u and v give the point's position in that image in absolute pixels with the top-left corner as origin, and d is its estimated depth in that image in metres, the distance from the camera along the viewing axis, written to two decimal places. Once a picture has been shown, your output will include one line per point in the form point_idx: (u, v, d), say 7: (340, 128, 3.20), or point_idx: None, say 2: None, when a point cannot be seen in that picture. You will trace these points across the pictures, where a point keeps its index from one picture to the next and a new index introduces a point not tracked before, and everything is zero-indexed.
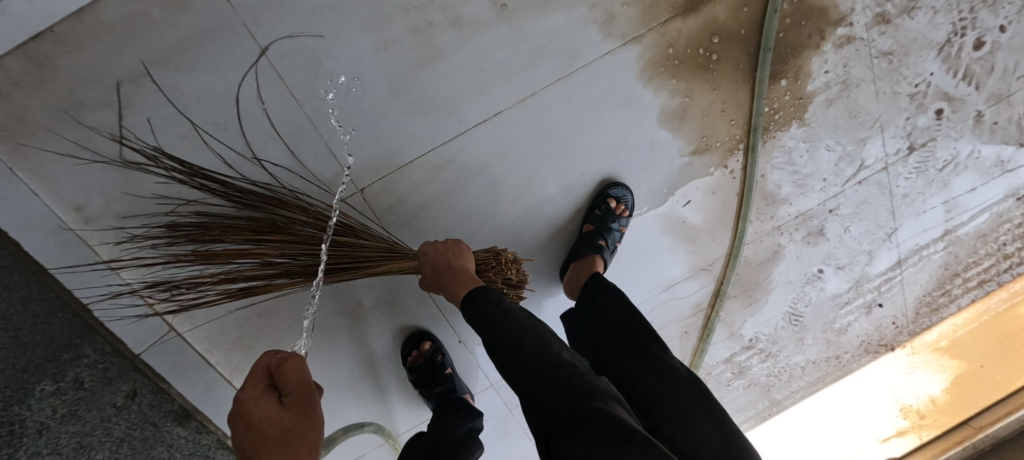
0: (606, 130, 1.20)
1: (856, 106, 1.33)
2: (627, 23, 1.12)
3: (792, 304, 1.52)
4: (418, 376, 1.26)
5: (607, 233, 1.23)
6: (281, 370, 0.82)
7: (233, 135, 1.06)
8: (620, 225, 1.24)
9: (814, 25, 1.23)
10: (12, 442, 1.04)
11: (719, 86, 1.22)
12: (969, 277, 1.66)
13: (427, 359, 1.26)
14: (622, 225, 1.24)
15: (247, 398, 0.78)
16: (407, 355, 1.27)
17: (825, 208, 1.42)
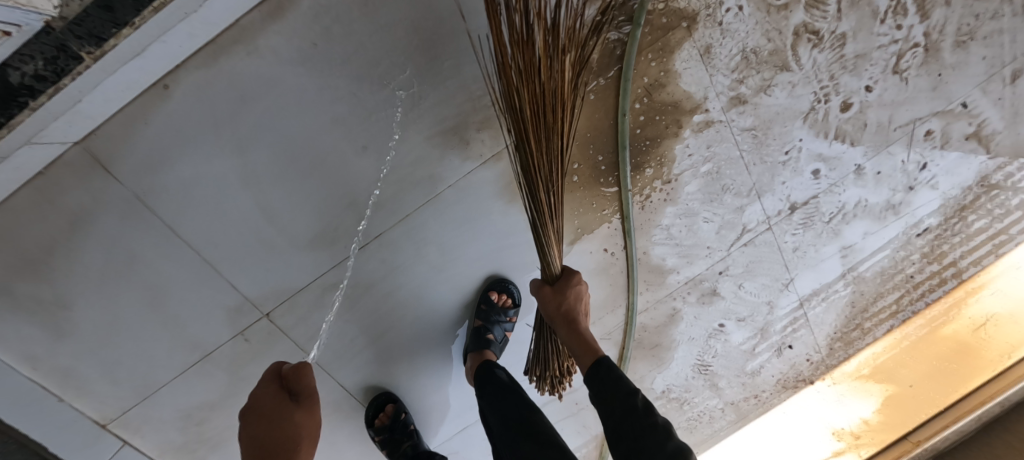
0: (482, 236, 1.32)
1: (727, 179, 1.40)
2: (484, 144, 1.24)
3: (699, 356, 1.62)
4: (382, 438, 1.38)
5: (494, 327, 1.34)
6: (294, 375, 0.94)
7: (151, 282, 1.24)
8: (508, 316, 1.35)
9: (670, 117, 1.31)
10: None
11: (584, 185, 1.34)
12: (882, 310, 1.72)
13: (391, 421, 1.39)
14: (510, 315, 1.35)
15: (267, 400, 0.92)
16: (374, 418, 1.39)
17: (715, 271, 1.51)
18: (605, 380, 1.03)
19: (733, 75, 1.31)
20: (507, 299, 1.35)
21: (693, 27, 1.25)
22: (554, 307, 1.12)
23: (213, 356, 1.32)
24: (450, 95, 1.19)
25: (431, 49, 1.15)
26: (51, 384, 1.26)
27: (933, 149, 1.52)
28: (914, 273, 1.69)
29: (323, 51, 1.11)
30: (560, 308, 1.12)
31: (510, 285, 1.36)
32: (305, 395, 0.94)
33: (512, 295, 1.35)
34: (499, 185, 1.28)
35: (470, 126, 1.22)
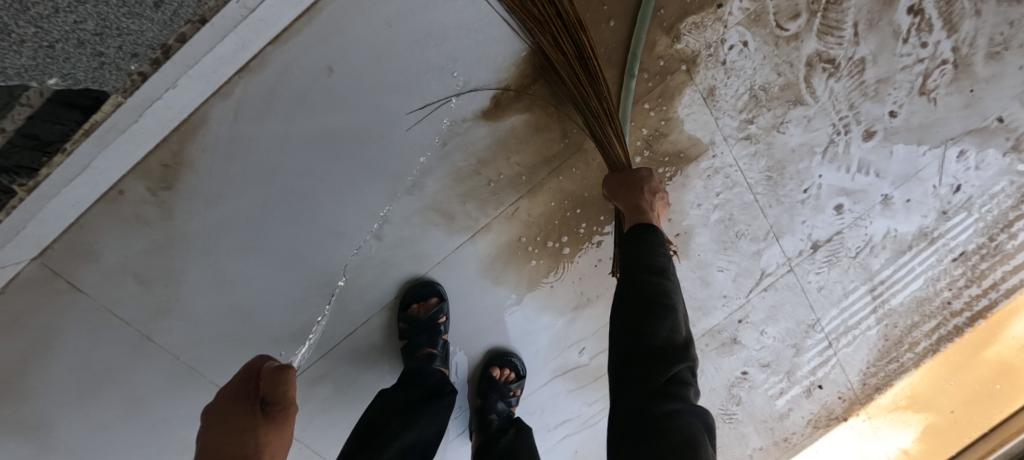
0: (478, 311, 1.24)
1: (742, 225, 1.29)
2: (470, 216, 1.14)
3: (722, 405, 1.51)
4: (407, 327, 1.15)
5: (496, 405, 1.24)
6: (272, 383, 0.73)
7: (130, 389, 1.16)
8: (511, 392, 1.25)
9: (674, 167, 1.20)
10: None
11: (585, 247, 1.22)
12: (919, 340, 1.59)
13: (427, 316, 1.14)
14: (515, 390, 1.25)
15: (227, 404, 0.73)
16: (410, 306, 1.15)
17: (733, 320, 1.39)
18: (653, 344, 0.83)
19: (741, 115, 1.19)
20: (510, 372, 1.26)
21: (694, 69, 1.14)
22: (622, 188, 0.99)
23: None
24: (429, 169, 1.10)
25: (406, 123, 1.06)
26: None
27: (967, 169, 1.38)
28: (952, 299, 1.55)
29: (288, 137, 1.02)
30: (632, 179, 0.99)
31: (512, 357, 1.27)
32: (281, 408, 0.72)
33: (515, 368, 1.26)
34: (490, 257, 1.19)
35: (454, 199, 1.12)
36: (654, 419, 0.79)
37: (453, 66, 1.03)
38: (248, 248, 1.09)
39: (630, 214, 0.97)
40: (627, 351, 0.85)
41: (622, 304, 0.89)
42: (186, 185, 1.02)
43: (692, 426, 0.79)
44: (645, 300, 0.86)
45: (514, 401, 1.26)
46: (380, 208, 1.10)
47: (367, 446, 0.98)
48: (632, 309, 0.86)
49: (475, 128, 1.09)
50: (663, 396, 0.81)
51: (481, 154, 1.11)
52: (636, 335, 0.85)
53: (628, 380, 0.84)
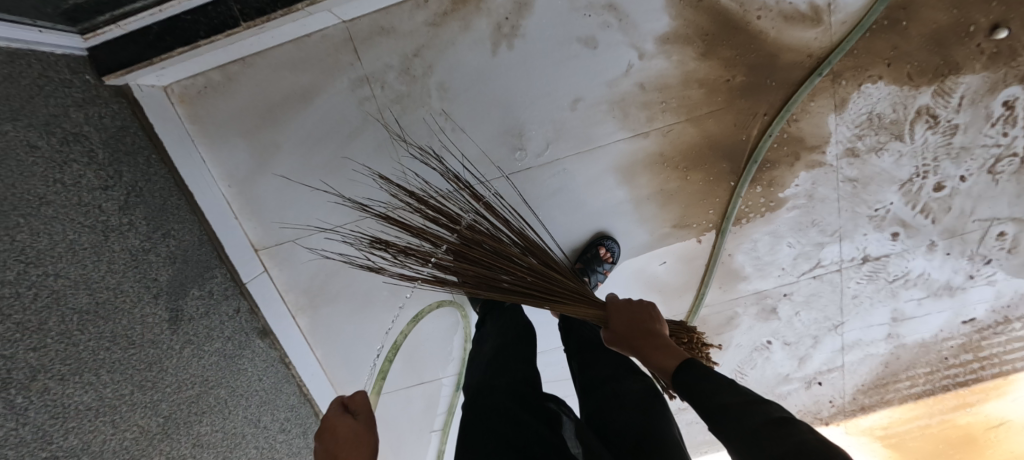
0: (604, 198, 1.58)
1: (819, 216, 1.62)
2: (638, 122, 1.49)
3: (740, 364, 1.81)
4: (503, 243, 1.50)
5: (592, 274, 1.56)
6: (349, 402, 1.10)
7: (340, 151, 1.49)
8: (604, 267, 1.57)
9: (795, 149, 1.54)
10: (176, 324, 1.25)
11: (702, 180, 1.56)
12: (908, 380, 1.90)
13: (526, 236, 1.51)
14: (606, 268, 1.58)
15: (329, 427, 1.05)
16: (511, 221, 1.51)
17: (780, 291, 1.71)
18: (696, 375, 0.89)
19: (855, 130, 1.53)
20: (608, 254, 1.58)
21: (839, 81, 1.48)
22: (625, 333, 1.11)
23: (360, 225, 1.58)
24: (627, 73, 1.44)
25: (630, 34, 1.40)
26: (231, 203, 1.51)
27: (1000, 248, 1.70)
28: (947, 356, 1.86)
29: (549, 9, 1.38)
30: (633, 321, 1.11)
31: (611, 243, 1.60)
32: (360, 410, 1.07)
33: (612, 251, 1.58)
34: (634, 159, 1.53)
35: (633, 104, 1.47)
36: (753, 435, 0.74)
37: (681, 6, 1.38)
38: (480, 77, 1.43)
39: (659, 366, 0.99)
40: (718, 410, 0.81)
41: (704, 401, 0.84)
42: (466, 14, 1.38)
43: (800, 427, 0.72)
44: (728, 395, 0.82)
45: (602, 277, 1.59)
46: (581, 87, 1.45)
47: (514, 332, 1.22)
48: (686, 378, 0.90)
49: (673, 57, 1.43)
50: (739, 411, 0.78)
51: (669, 78, 1.45)
52: (717, 415, 0.81)
53: (716, 416, 0.81)
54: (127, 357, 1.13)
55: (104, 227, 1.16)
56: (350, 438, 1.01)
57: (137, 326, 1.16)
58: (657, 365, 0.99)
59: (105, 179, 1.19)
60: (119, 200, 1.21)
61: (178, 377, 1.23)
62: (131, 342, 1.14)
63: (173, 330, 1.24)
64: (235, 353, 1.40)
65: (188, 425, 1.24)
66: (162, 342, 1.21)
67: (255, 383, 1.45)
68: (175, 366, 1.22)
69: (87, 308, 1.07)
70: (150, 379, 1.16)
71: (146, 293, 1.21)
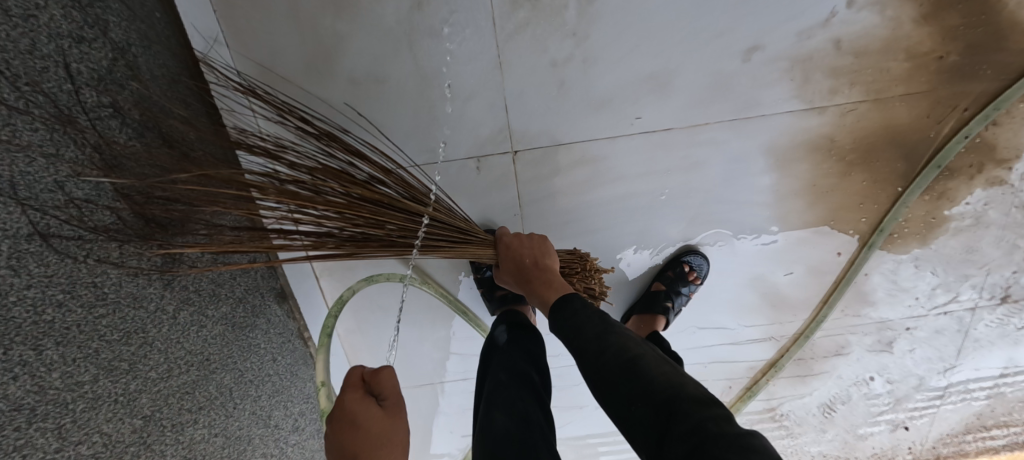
0: (744, 184, 1.25)
1: (976, 244, 1.36)
2: (817, 93, 1.15)
3: (832, 398, 1.56)
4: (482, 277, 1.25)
5: (674, 296, 1.32)
6: (372, 378, 0.70)
7: (420, 61, 1.08)
8: (689, 289, 1.32)
9: (980, 161, 1.26)
10: (171, 275, 0.86)
11: (867, 180, 1.26)
12: (994, 433, 1.70)
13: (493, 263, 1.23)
14: (691, 290, 1.33)
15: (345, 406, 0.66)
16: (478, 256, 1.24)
17: (904, 324, 1.45)
18: (614, 360, 0.74)
19: None
20: (694, 274, 1.32)
21: None
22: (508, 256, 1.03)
23: (433, 171, 1.18)
24: (823, 26, 1.09)
25: None
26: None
27: None
28: None
29: None
30: (518, 250, 1.01)
31: (698, 258, 1.32)
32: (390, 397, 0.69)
33: (699, 270, 1.32)
34: (797, 140, 1.20)
35: (817, 68, 1.13)
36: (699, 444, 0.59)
37: None
38: None
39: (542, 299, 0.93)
40: (661, 414, 0.66)
41: (594, 373, 0.76)
42: None
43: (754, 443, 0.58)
44: (632, 381, 0.70)
45: (685, 299, 1.34)
46: (762, 31, 1.09)
47: (496, 399, 0.90)
48: (615, 365, 0.74)
49: (885, 15, 1.09)
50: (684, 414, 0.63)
51: (870, 42, 1.11)
52: (654, 418, 0.66)
53: (655, 422, 0.66)
54: (94, 323, 0.76)
55: (68, 110, 0.74)
56: (376, 434, 0.63)
57: (113, 271, 0.78)
58: (537, 295, 0.94)
59: (81, 26, 0.76)
60: (100, 70, 0.78)
61: (168, 355, 0.85)
62: (101, 298, 0.77)
63: (165, 285, 0.85)
64: (245, 322, 1.00)
65: (177, 429, 0.87)
66: (149, 300, 0.83)
67: (268, 362, 1.06)
68: (165, 339, 0.85)
69: (38, 235, 0.70)
70: (125, 360, 0.79)
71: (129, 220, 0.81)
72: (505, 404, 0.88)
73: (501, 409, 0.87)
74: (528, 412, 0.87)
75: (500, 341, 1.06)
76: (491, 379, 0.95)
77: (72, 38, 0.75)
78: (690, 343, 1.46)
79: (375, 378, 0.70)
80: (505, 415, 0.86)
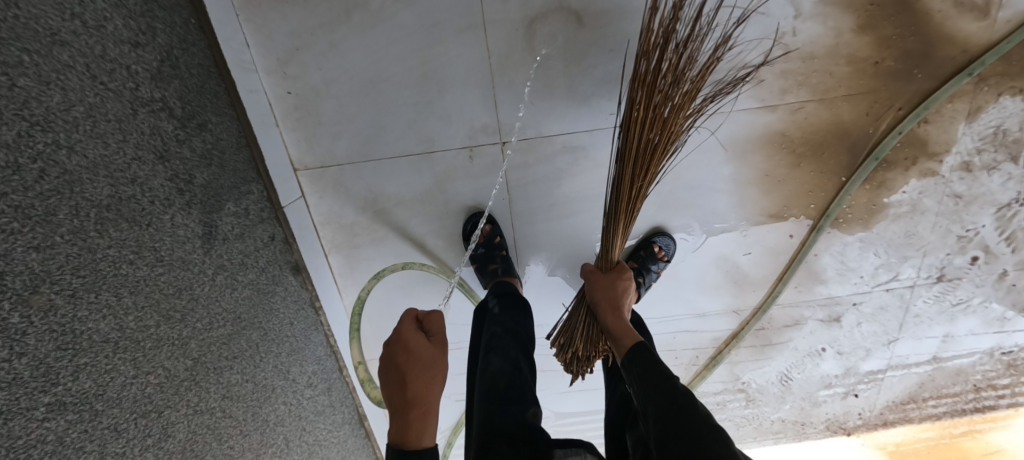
0: (708, 172, 1.41)
1: (913, 228, 1.53)
2: (770, 93, 1.31)
3: (789, 367, 1.74)
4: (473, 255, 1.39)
5: (646, 274, 1.46)
6: (426, 319, 0.95)
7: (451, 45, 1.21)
8: (659, 267, 1.46)
9: (914, 154, 1.43)
10: (210, 244, 1.01)
11: (816, 170, 1.42)
12: (934, 401, 1.88)
13: (484, 242, 1.38)
14: (660, 268, 1.47)
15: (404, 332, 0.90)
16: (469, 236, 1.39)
17: (851, 300, 1.63)
18: (673, 395, 0.80)
19: (978, 142, 1.42)
20: (663, 253, 1.46)
21: (981, 86, 1.36)
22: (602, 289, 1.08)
23: (431, 158, 1.33)
24: (774, 34, 1.25)
25: None
26: (270, 94, 1.22)
27: None
28: (977, 384, 1.84)
29: None
30: (613, 287, 1.08)
31: (667, 239, 1.46)
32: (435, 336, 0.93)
33: (668, 250, 1.46)
34: (754, 133, 1.36)
35: (770, 70, 1.29)
36: None
37: None
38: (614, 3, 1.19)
39: (624, 335, 0.97)
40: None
41: (647, 390, 0.83)
42: None
43: None
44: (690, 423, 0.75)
45: (655, 276, 1.48)
46: (722, 35, 1.25)
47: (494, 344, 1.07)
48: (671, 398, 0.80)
49: (826, 25, 1.25)
50: None
51: (816, 48, 1.27)
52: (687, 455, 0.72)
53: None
54: (153, 279, 0.91)
55: (128, 103, 0.87)
56: (424, 361, 0.89)
57: (166, 238, 0.93)
58: (618, 334, 0.98)
59: (135, 34, 0.89)
60: (151, 69, 0.91)
61: (210, 310, 1.01)
62: (160, 259, 0.92)
63: (206, 252, 1.00)
64: (269, 287, 1.16)
65: (219, 371, 1.03)
66: (193, 263, 0.98)
67: (286, 325, 1.21)
68: (208, 297, 1.01)
69: (112, 205, 0.85)
70: (179, 310, 0.96)
71: (176, 197, 0.95)
72: (502, 352, 1.05)
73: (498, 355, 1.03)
74: (518, 361, 1.03)
75: (495, 310, 1.21)
76: (489, 331, 1.12)
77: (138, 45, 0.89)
78: (660, 316, 1.63)
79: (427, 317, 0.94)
80: (500, 359, 1.03)
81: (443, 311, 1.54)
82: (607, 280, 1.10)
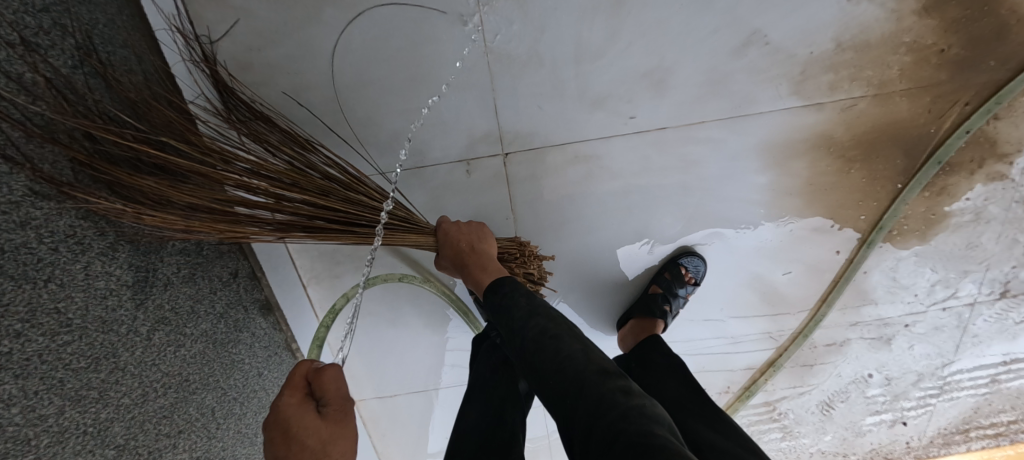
0: (743, 182, 1.22)
1: (976, 239, 1.34)
2: (816, 88, 1.12)
3: (831, 396, 1.55)
4: None
5: (672, 300, 1.28)
6: (316, 380, 0.83)
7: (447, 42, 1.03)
8: (687, 291, 1.29)
9: (981, 155, 1.23)
10: (144, 294, 0.83)
11: (867, 177, 1.23)
12: (989, 425, 1.69)
13: None
14: (688, 292, 1.29)
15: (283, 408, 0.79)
16: None
17: (903, 321, 1.43)
18: (564, 374, 0.74)
19: None
20: (690, 275, 1.29)
21: None
22: (458, 242, 1.03)
23: (422, 173, 1.14)
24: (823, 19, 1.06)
25: None
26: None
27: None
28: None
29: None
30: (454, 241, 1.02)
31: (695, 259, 1.29)
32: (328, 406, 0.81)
33: (695, 271, 1.29)
34: (796, 136, 1.17)
35: (818, 62, 1.10)
36: None
37: None
38: None
39: (479, 275, 0.99)
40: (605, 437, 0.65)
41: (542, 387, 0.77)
42: None
43: None
44: (599, 409, 0.68)
45: (683, 302, 1.30)
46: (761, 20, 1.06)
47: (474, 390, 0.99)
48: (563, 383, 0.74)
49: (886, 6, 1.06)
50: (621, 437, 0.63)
51: (872, 34, 1.08)
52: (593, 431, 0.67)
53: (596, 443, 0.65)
54: (61, 350, 0.73)
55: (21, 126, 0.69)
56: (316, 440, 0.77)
57: (79, 295, 0.75)
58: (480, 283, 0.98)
59: (37, 38, 0.75)
60: (57, 80, 0.76)
61: (143, 378, 0.83)
62: (68, 324, 0.73)
63: (139, 305, 0.82)
64: (228, 337, 0.98)
65: (156, 453, 0.86)
66: (120, 322, 0.80)
67: (253, 377, 1.05)
68: (139, 363, 0.82)
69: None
70: (96, 387, 0.77)
71: (95, 239, 0.77)
72: (480, 402, 0.97)
73: (476, 404, 0.97)
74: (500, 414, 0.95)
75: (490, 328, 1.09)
76: (474, 368, 1.04)
77: (15, 48, 0.72)
78: (686, 343, 1.44)
79: (314, 380, 0.83)
80: (473, 413, 0.96)
81: (438, 345, 1.36)
82: (454, 229, 1.04)
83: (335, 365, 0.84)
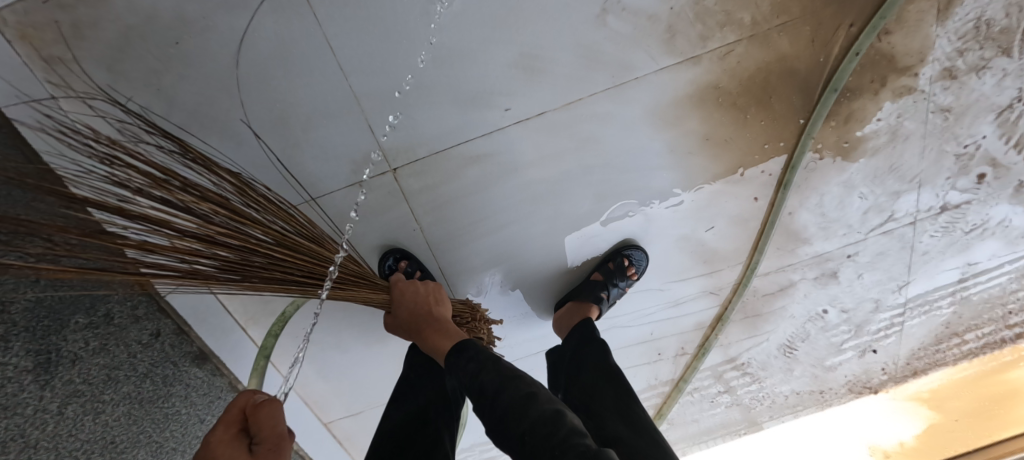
0: (641, 151, 1.21)
1: (898, 159, 1.30)
2: (690, 42, 1.10)
3: (790, 338, 1.55)
4: None
5: (608, 287, 1.31)
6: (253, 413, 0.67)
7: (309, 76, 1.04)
8: (626, 281, 1.32)
9: (881, 74, 1.19)
10: (48, 375, 0.89)
11: (765, 119, 1.21)
12: (967, 338, 1.65)
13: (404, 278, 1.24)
14: (625, 283, 1.33)
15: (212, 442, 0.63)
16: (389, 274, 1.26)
17: (844, 252, 1.41)
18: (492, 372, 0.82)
19: (957, 43, 1.16)
20: (630, 267, 1.33)
21: None
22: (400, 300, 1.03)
23: (320, 203, 1.17)
24: None
25: None
26: None
27: None
28: (1012, 311, 1.60)
29: None
30: (413, 295, 1.03)
31: (635, 252, 1.32)
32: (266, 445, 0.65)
33: (636, 264, 1.33)
34: (682, 94, 1.15)
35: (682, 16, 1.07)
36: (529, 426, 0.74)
37: None
38: None
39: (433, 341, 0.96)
40: (515, 399, 0.78)
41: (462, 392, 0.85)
42: None
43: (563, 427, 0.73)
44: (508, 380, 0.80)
45: (620, 292, 1.34)
46: None
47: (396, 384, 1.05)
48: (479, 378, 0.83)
49: None
50: (527, 407, 0.76)
51: None
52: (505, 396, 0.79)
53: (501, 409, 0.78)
54: None
55: None
56: None
57: None
58: (434, 344, 0.95)
59: None
60: None
61: (59, 451, 0.91)
62: None
63: (44, 386, 0.89)
64: (152, 395, 1.06)
65: None
66: (25, 403, 0.86)
67: (191, 424, 1.14)
68: (53, 437, 0.89)
69: None
70: None
71: None
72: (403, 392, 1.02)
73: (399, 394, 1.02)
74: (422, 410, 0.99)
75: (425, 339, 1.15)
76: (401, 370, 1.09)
77: None
78: (630, 315, 1.46)
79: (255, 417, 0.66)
80: (395, 411, 0.99)
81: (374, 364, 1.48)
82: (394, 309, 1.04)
83: (277, 401, 0.68)
